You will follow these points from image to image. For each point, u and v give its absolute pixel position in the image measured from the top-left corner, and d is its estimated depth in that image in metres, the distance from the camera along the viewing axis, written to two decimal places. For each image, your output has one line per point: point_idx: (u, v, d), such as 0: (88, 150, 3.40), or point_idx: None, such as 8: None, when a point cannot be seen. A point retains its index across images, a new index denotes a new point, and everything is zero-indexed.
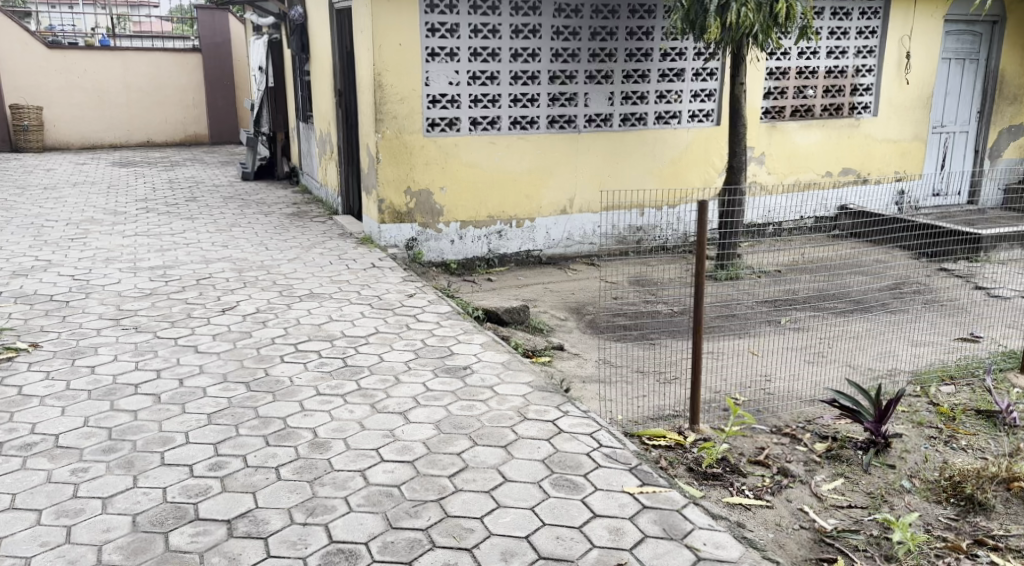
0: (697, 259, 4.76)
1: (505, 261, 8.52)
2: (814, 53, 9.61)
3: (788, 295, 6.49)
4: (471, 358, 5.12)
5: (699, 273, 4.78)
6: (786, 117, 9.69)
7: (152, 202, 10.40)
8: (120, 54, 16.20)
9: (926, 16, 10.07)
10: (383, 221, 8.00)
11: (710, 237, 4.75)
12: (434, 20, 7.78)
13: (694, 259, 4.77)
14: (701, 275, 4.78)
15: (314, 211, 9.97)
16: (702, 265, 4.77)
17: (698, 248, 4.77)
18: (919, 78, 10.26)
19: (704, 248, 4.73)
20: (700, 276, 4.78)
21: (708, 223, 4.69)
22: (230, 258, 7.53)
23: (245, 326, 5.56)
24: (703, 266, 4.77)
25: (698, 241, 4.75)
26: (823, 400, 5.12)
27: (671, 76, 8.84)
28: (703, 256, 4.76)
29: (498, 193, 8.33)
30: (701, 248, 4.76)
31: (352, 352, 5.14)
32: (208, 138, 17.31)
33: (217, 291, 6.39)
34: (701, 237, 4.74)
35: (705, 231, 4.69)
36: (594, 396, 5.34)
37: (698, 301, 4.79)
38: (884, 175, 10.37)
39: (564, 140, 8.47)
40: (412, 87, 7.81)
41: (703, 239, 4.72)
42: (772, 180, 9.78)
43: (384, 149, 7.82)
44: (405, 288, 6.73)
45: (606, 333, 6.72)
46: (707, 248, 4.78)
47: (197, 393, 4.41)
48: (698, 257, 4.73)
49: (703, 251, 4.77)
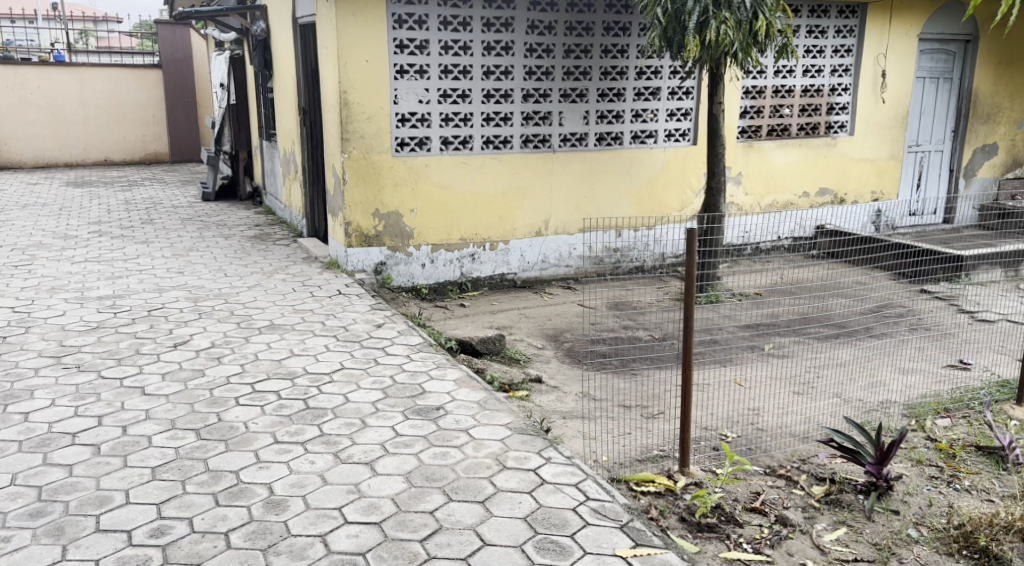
0: (686, 293, 4.46)
1: (479, 286, 8.18)
2: (790, 72, 9.43)
3: (769, 321, 6.21)
4: (444, 398, 4.76)
5: (688, 309, 4.48)
6: (762, 137, 9.47)
7: (106, 225, 9.95)
8: (75, 70, 15.67)
9: (901, 35, 9.95)
10: (350, 245, 7.63)
11: (699, 270, 4.47)
12: (403, 36, 7.46)
13: (683, 294, 4.47)
14: (691, 311, 4.47)
15: (277, 234, 9.57)
16: (692, 301, 4.47)
17: (687, 281, 4.46)
18: (895, 98, 10.13)
19: (693, 283, 4.43)
20: (689, 311, 4.48)
21: (697, 254, 4.42)
22: (185, 285, 7.15)
23: (197, 364, 5.20)
24: (693, 302, 4.47)
25: (687, 274, 4.46)
26: (817, 437, 4.84)
27: (647, 95, 8.61)
28: (693, 289, 4.45)
29: (470, 215, 8.00)
30: (690, 282, 4.45)
31: (314, 392, 4.78)
32: (169, 157, 16.81)
33: (170, 323, 6.02)
34: (690, 271, 4.45)
35: (695, 263, 4.41)
36: (576, 434, 5.02)
37: (687, 337, 4.48)
38: (862, 195, 10.21)
39: (539, 160, 8.18)
40: (380, 105, 7.47)
41: (692, 272, 4.43)
42: (749, 201, 9.54)
43: (351, 170, 7.47)
44: (373, 317, 6.36)
45: (585, 362, 6.40)
46: (696, 282, 4.48)
47: (141, 443, 4.10)
48: (687, 291, 4.42)
49: (692, 285, 4.47)
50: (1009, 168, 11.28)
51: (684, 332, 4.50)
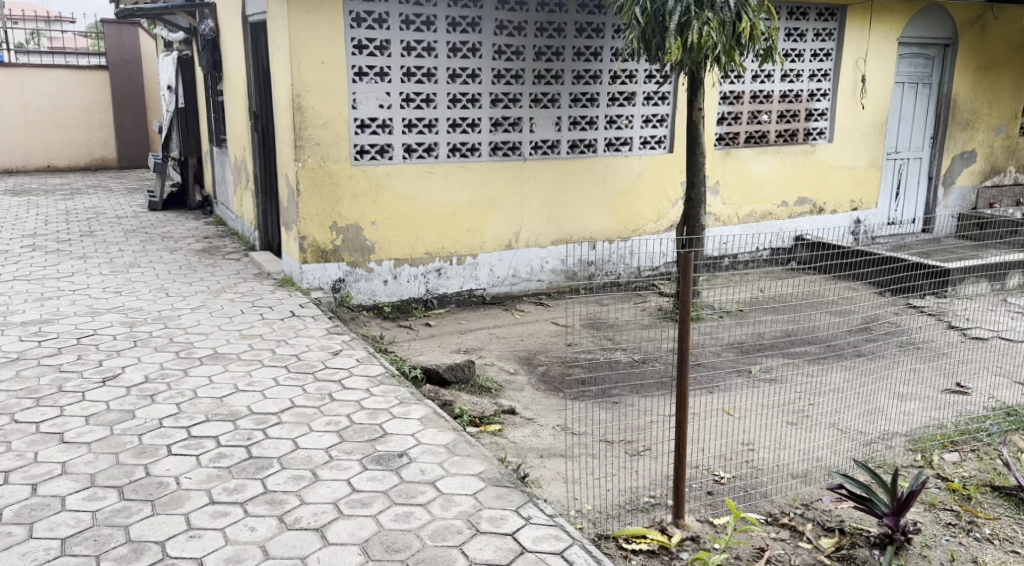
0: (680, 323, 4.08)
1: (445, 303, 7.64)
2: (768, 77, 9.00)
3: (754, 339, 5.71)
4: (408, 441, 4.22)
5: (681, 343, 4.07)
6: (740, 144, 9.02)
7: (41, 238, 9.27)
8: (15, 71, 14.90)
9: (881, 38, 9.59)
10: (305, 261, 7.05)
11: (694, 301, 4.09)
12: (361, 35, 6.91)
13: (677, 326, 4.09)
14: (686, 348, 4.06)
15: (228, 247, 8.94)
16: (685, 336, 4.08)
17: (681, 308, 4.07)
18: (875, 103, 9.76)
19: (689, 314, 4.06)
20: (685, 347, 4.07)
21: (693, 281, 4.06)
22: (122, 307, 6.56)
23: (127, 405, 4.63)
24: (687, 336, 4.07)
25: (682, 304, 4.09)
26: (823, 480, 4.38)
27: (621, 100, 8.16)
28: (687, 316, 4.09)
29: (436, 227, 7.47)
30: (685, 313, 4.07)
31: (259, 437, 4.23)
32: (118, 162, 16.00)
33: (100, 353, 5.43)
34: (685, 301, 4.07)
35: (690, 293, 4.05)
36: (556, 477, 4.51)
37: (681, 375, 4.03)
38: (842, 205, 9.83)
39: (509, 168, 7.68)
40: (337, 110, 6.92)
41: (687, 301, 4.05)
42: (727, 210, 9.06)
43: (306, 180, 6.90)
44: (329, 343, 5.80)
45: (561, 391, 5.90)
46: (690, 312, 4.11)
47: (52, 506, 3.55)
48: (682, 324, 4.03)
49: (688, 316, 4.09)
50: (987, 175, 11.01)
51: (677, 368, 4.05)
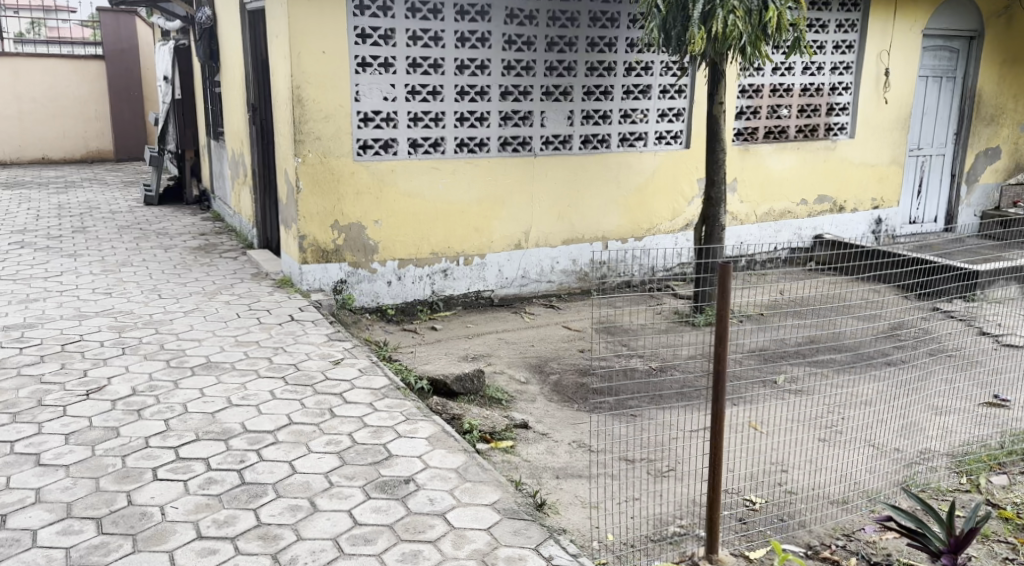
0: (717, 341, 3.50)
1: (452, 305, 7.30)
2: (789, 69, 8.62)
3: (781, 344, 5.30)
4: (415, 465, 3.87)
5: (718, 362, 3.50)
6: (759, 140, 8.65)
7: (31, 234, 8.93)
8: (9, 61, 14.54)
9: (906, 29, 9.18)
10: (305, 261, 6.70)
11: (732, 314, 3.55)
12: (365, 24, 6.55)
13: (713, 344, 3.51)
14: (723, 369, 3.50)
15: (224, 244, 8.59)
16: (722, 355, 3.50)
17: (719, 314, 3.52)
18: (898, 97, 9.37)
19: (727, 329, 3.50)
20: (722, 366, 3.50)
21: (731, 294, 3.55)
22: (111, 310, 6.22)
23: (111, 421, 4.30)
24: (725, 354, 3.50)
25: (718, 318, 3.55)
26: (873, 513, 4.04)
27: (636, 93, 7.80)
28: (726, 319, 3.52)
29: (442, 225, 7.11)
30: (722, 326, 3.51)
31: (253, 459, 3.89)
32: (114, 155, 15.65)
33: (86, 362, 5.10)
34: (722, 315, 3.53)
35: (729, 307, 3.52)
36: (575, 501, 4.18)
37: (716, 398, 3.55)
38: (863, 203, 9.45)
39: (519, 164, 7.32)
40: (339, 103, 6.56)
41: (725, 317, 3.50)
42: (745, 209, 8.68)
43: (306, 175, 6.54)
44: (331, 350, 5.46)
45: (577, 404, 5.55)
46: (728, 329, 3.55)
47: (22, 542, 3.24)
48: (720, 340, 3.47)
49: (726, 331, 3.54)
50: (1011, 173, 10.64)
51: (712, 391, 3.55)
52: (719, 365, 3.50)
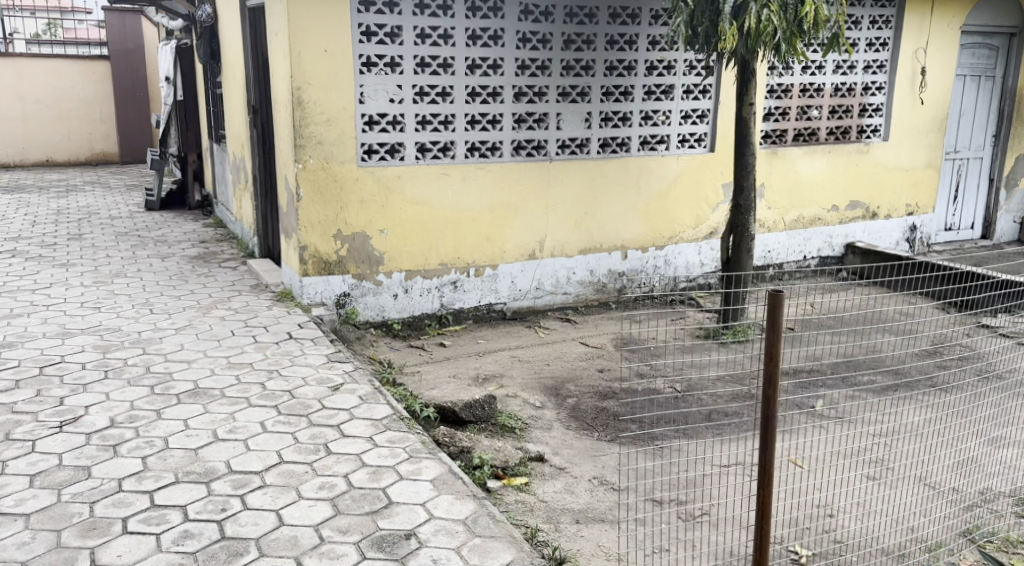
0: (766, 386, 2.98)
1: (462, 319, 6.86)
2: (820, 68, 8.13)
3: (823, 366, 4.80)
4: (417, 515, 3.45)
5: (766, 408, 2.99)
6: (788, 142, 8.16)
7: (25, 242, 8.56)
8: (13, 60, 14.22)
9: (943, 25, 8.66)
10: (306, 273, 6.27)
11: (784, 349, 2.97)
12: (370, 21, 6.12)
13: (761, 386, 2.99)
14: (773, 414, 2.98)
15: (225, 253, 8.19)
16: (772, 399, 2.99)
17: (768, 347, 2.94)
18: (935, 98, 8.84)
19: (777, 371, 2.95)
20: (770, 411, 2.98)
21: (783, 328, 2.91)
22: (97, 327, 5.82)
23: (83, 458, 3.89)
24: (775, 398, 2.98)
25: (767, 356, 2.96)
26: None
27: (658, 93, 7.34)
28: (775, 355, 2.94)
29: (451, 235, 6.67)
30: (772, 368, 2.96)
31: (236, 507, 3.49)
32: (119, 158, 15.30)
33: (64, 388, 4.70)
34: (771, 356, 2.96)
35: (780, 346, 2.92)
36: (597, 553, 3.75)
37: (765, 446, 3.00)
38: (897, 210, 8.94)
39: (533, 169, 6.88)
40: (341, 105, 6.13)
41: (776, 356, 2.93)
42: (773, 215, 8.19)
43: (306, 183, 6.12)
44: (330, 374, 5.03)
45: (596, 432, 5.11)
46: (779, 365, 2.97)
47: None
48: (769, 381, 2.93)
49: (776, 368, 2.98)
50: None
51: (759, 438, 3.01)
52: (767, 412, 2.98)
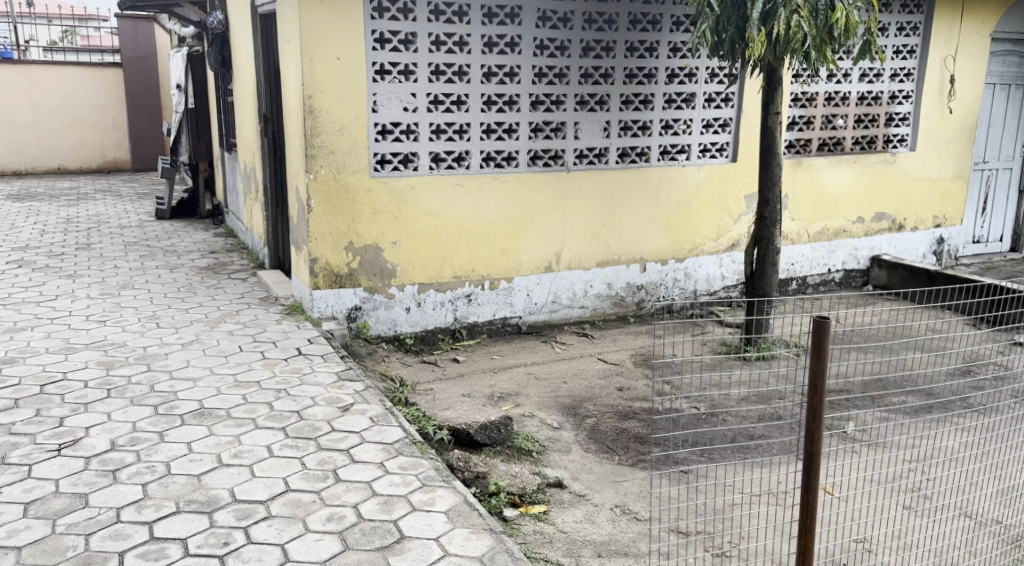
0: (810, 419, 2.79)
1: (476, 333, 6.66)
2: (845, 76, 7.89)
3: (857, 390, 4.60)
4: (431, 551, 3.27)
5: (810, 442, 2.82)
6: (812, 152, 7.92)
7: (33, 252, 8.42)
8: (26, 69, 14.16)
9: (973, 32, 8.41)
10: (316, 286, 6.08)
11: (830, 381, 2.78)
12: (383, 28, 5.95)
13: (805, 418, 2.81)
14: (816, 448, 2.81)
15: (235, 264, 8.02)
16: (816, 433, 2.80)
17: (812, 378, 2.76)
18: (963, 107, 8.59)
19: (822, 404, 2.76)
20: (813, 445, 2.80)
21: (830, 357, 2.72)
22: (102, 342, 5.64)
23: (81, 485, 3.70)
24: (820, 432, 2.81)
25: (812, 389, 2.78)
26: None
27: (678, 102, 7.12)
28: (820, 386, 2.76)
29: (466, 246, 6.48)
30: (816, 401, 2.77)
31: (238, 541, 3.31)
32: (131, 165, 15.21)
33: (64, 408, 4.52)
34: (816, 388, 2.76)
35: (825, 375, 2.73)
36: None
37: (807, 484, 2.87)
38: (924, 222, 8.68)
39: (550, 180, 6.68)
40: (354, 114, 5.95)
41: (821, 387, 2.75)
42: (797, 227, 7.96)
43: (317, 194, 5.94)
44: (340, 393, 4.84)
45: (617, 455, 4.89)
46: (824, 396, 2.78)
47: None
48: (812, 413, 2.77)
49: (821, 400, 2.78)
50: None
51: (801, 478, 2.89)
52: (811, 447, 2.80)
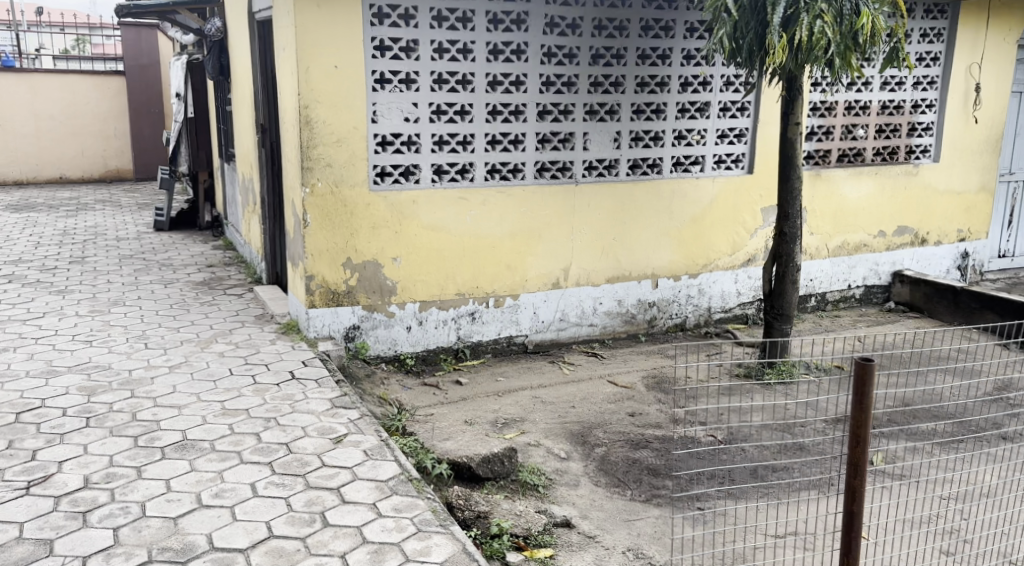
0: (851, 475, 2.62)
1: (480, 353, 6.35)
2: (866, 84, 7.57)
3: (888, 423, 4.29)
4: None
5: (851, 501, 2.66)
6: (832, 164, 7.60)
7: (25, 266, 8.17)
8: (27, 76, 13.93)
9: (999, 39, 8.08)
10: (312, 305, 5.79)
11: (872, 429, 2.61)
12: (383, 34, 5.66)
13: (846, 475, 2.64)
14: (855, 507, 2.65)
15: (232, 278, 7.74)
16: (856, 489, 2.64)
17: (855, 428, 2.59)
18: (988, 117, 8.25)
19: (864, 454, 2.60)
20: (855, 502, 2.64)
21: (871, 404, 2.56)
22: (86, 364, 5.36)
23: (47, 530, 3.42)
24: (860, 489, 2.65)
25: (854, 440, 2.61)
26: None
27: (692, 111, 6.81)
28: (861, 438, 2.58)
29: (470, 262, 6.18)
30: (857, 452, 2.61)
31: None
32: (134, 174, 15.03)
33: (38, 440, 4.24)
34: (857, 439, 2.60)
35: (867, 426, 2.56)
36: None
37: (846, 547, 2.69)
38: (947, 235, 8.33)
39: (558, 193, 6.38)
40: (353, 125, 5.67)
41: (863, 439, 2.59)
42: (816, 241, 7.63)
43: (314, 208, 5.65)
44: (334, 422, 4.54)
45: (628, 490, 4.57)
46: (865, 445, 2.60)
47: None
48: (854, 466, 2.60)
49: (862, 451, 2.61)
50: None
51: (840, 538, 2.70)
52: (851, 506, 2.65)
